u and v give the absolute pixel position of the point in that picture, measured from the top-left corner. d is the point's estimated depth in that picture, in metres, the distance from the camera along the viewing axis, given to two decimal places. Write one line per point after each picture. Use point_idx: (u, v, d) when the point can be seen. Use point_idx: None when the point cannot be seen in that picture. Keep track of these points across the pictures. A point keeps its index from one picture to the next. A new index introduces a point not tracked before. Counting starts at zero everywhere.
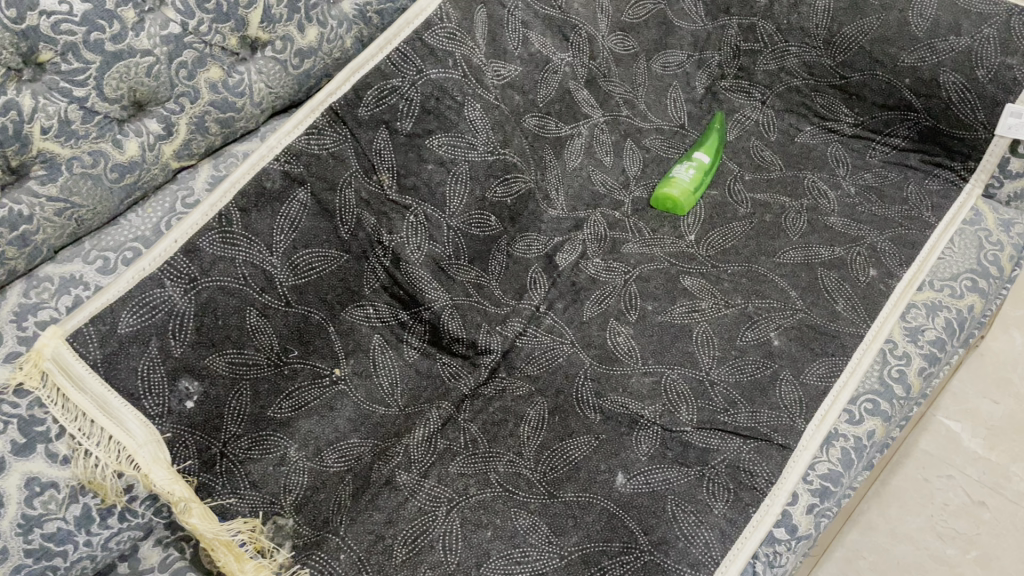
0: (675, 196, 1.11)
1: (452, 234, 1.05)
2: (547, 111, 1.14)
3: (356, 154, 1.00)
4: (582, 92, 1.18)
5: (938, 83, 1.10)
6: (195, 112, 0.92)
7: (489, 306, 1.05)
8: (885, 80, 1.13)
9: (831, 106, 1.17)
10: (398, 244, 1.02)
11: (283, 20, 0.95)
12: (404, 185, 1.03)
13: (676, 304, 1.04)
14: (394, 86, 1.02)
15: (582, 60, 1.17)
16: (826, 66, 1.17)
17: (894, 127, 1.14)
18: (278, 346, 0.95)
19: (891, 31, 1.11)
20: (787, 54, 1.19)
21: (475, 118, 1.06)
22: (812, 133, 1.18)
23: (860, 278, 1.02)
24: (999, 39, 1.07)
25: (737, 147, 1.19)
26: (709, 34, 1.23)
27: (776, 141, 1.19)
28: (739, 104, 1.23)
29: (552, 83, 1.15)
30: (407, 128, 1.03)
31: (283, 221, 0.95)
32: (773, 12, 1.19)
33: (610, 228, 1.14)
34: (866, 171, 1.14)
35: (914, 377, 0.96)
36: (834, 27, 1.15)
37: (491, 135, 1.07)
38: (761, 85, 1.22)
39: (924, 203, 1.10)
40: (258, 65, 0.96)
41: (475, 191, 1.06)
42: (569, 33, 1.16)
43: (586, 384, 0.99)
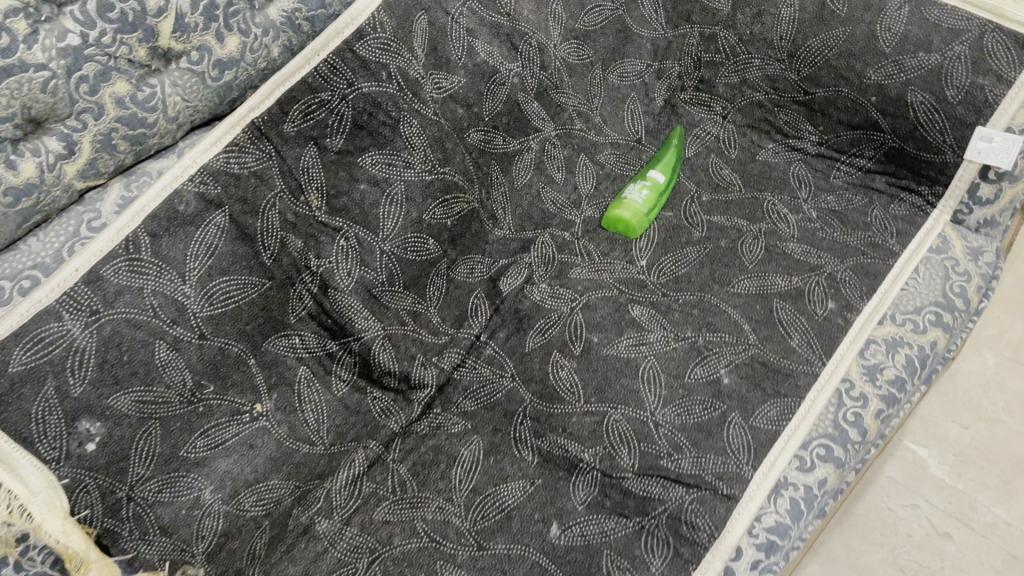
0: (626, 219, 1.06)
1: (386, 260, 0.98)
2: (493, 125, 1.08)
3: (281, 173, 0.93)
4: (532, 105, 1.11)
5: (906, 103, 1.03)
6: (100, 129, 0.85)
7: (426, 336, 0.99)
8: (851, 97, 1.06)
9: (794, 122, 1.12)
10: (327, 269, 0.95)
11: (198, 29, 0.88)
12: (334, 206, 0.96)
13: (623, 336, 0.98)
14: (323, 101, 0.94)
15: (532, 71, 1.10)
16: (790, 81, 1.11)
17: (862, 147, 1.08)
18: (192, 382, 0.88)
19: (857, 46, 1.05)
20: (750, 67, 1.13)
21: (411, 135, 0.99)
22: (774, 150, 1.13)
23: (817, 312, 0.97)
24: (971, 58, 0.99)
25: (697, 164, 1.14)
26: (670, 43, 1.16)
27: (736, 158, 1.14)
28: (700, 118, 1.17)
29: (499, 96, 1.08)
30: (337, 145, 0.96)
31: (198, 247, 0.88)
32: (736, 21, 1.12)
33: (559, 251, 1.08)
34: (828, 194, 1.08)
35: (871, 420, 0.90)
36: (799, 39, 1.09)
37: (429, 153, 1.00)
38: (723, 98, 1.16)
39: (888, 229, 1.05)
40: (173, 77, 0.88)
41: (411, 213, 0.99)
42: (518, 42, 1.08)
43: (525, 423, 0.93)
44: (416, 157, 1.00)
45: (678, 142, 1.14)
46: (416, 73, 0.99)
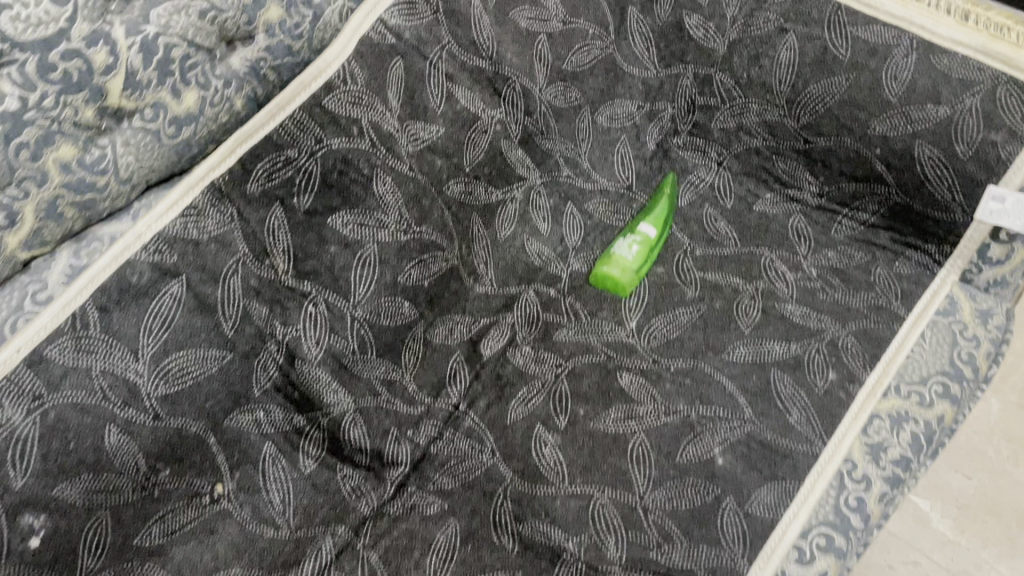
0: (617, 279, 1.00)
1: (358, 326, 0.91)
2: (475, 175, 1.02)
3: (244, 236, 0.87)
4: (516, 152, 1.06)
5: (912, 156, 0.97)
6: (44, 197, 0.77)
7: (401, 406, 0.93)
8: (853, 148, 1.01)
9: (794, 172, 1.06)
10: (294, 338, 0.89)
11: (151, 85, 0.81)
12: (302, 270, 0.90)
13: (611, 409, 0.92)
14: (289, 158, 0.88)
15: (516, 117, 1.05)
16: (789, 128, 1.05)
17: (865, 201, 1.02)
18: (145, 467, 0.81)
19: (859, 95, 0.99)
20: (747, 112, 1.07)
21: (384, 193, 0.92)
22: (772, 201, 1.07)
23: (816, 385, 0.91)
24: (982, 112, 0.93)
25: (690, 215, 1.08)
26: (662, 84, 1.10)
27: (731, 209, 1.08)
28: (693, 163, 1.12)
29: (481, 144, 1.02)
30: (305, 205, 0.89)
31: (150, 322, 0.82)
32: (732, 64, 1.06)
33: (543, 309, 1.02)
34: (828, 249, 1.03)
35: (875, 505, 0.83)
36: (799, 84, 1.03)
37: (404, 213, 0.94)
38: (718, 143, 1.11)
39: (892, 289, 0.99)
40: (124, 137, 0.81)
41: (385, 277, 0.93)
42: (500, 87, 1.03)
43: (505, 505, 0.87)
44: (391, 214, 0.93)
45: (670, 189, 1.08)
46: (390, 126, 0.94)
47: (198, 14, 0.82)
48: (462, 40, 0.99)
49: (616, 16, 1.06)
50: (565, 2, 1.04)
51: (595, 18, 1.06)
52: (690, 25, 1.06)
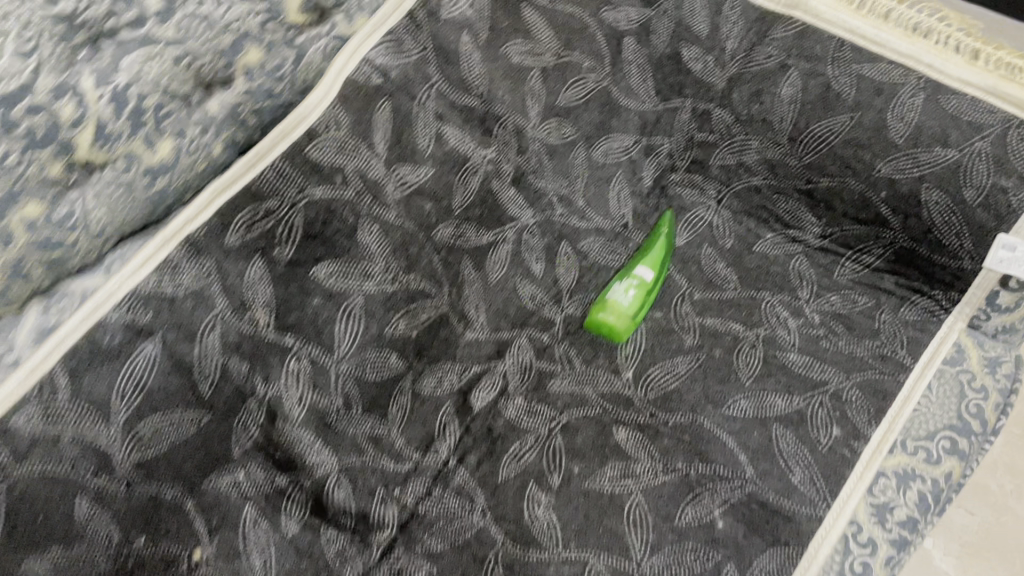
0: (612, 326, 0.96)
1: (342, 382, 0.88)
2: (465, 217, 0.98)
3: (223, 289, 0.83)
4: (508, 192, 1.01)
5: (918, 201, 0.93)
6: (10, 257, 0.71)
7: (388, 464, 0.89)
8: (858, 190, 0.97)
9: (794, 212, 1.03)
10: (275, 396, 0.85)
11: (123, 136, 0.77)
12: (284, 323, 0.85)
13: (607, 466, 0.88)
14: (270, 209, 0.84)
15: (509, 155, 1.01)
16: (791, 167, 1.01)
17: (868, 244, 0.99)
18: (118, 536, 0.76)
19: (863, 135, 0.95)
20: (747, 149, 1.04)
21: (370, 242, 0.89)
22: (773, 241, 1.04)
23: (820, 442, 0.88)
24: (992, 156, 0.89)
25: (688, 256, 1.04)
26: (659, 117, 1.07)
27: (730, 249, 1.04)
28: (691, 201, 1.08)
29: (472, 185, 0.98)
30: (287, 256, 0.85)
31: (122, 386, 0.77)
32: (732, 99, 1.03)
33: (537, 357, 0.98)
34: (832, 292, 0.99)
35: (881, 571, 0.80)
36: (801, 122, 0.99)
37: (391, 262, 0.91)
38: (716, 180, 1.07)
39: (898, 337, 0.96)
40: (96, 189, 0.76)
41: (371, 329, 0.89)
42: (492, 125, 0.99)
43: (496, 571, 0.82)
44: (378, 263, 0.90)
45: (668, 230, 1.04)
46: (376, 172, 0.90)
47: (171, 62, 0.79)
48: (452, 78, 0.96)
49: (612, 48, 1.03)
50: (559, 36, 1.01)
51: (590, 50, 1.02)
52: (688, 57, 1.04)
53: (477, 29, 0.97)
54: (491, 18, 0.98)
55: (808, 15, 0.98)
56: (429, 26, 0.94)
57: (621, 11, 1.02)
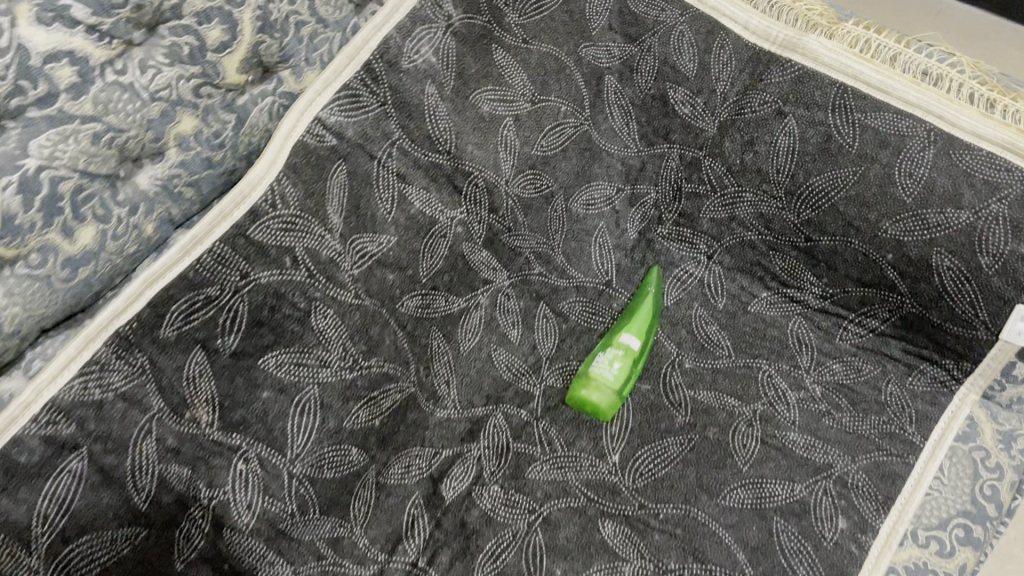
0: (595, 404, 0.88)
1: (296, 484, 0.79)
2: (433, 285, 0.89)
3: (159, 390, 0.74)
4: (480, 253, 0.93)
5: (929, 266, 0.85)
6: None
7: (350, 569, 0.79)
8: (861, 251, 0.89)
9: (792, 269, 0.94)
10: (221, 503, 0.75)
11: (35, 228, 0.66)
12: (230, 420, 0.76)
13: (592, 568, 0.80)
14: (210, 298, 0.75)
15: (480, 215, 0.92)
16: (788, 222, 0.93)
17: (874, 306, 0.91)
18: None
19: (867, 191, 0.87)
20: (741, 201, 0.95)
21: (325, 327, 0.80)
22: (770, 300, 0.96)
23: (825, 537, 0.81)
24: (1011, 219, 0.81)
25: (677, 318, 0.96)
26: (643, 164, 0.98)
27: (723, 309, 0.96)
28: (681, 255, 0.99)
29: (440, 250, 0.89)
30: (231, 346, 0.76)
31: (42, 509, 0.68)
32: (723, 148, 0.94)
33: (515, 437, 0.89)
34: (834, 359, 0.92)
35: None
36: (800, 175, 0.90)
37: (350, 346, 0.82)
38: (708, 234, 0.98)
39: (906, 412, 0.88)
40: (6, 287, 0.66)
41: (328, 422, 0.80)
42: (461, 183, 0.90)
43: None
44: (336, 349, 0.81)
45: (653, 292, 0.96)
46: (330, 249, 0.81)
47: (90, 139, 0.67)
48: (415, 133, 0.86)
49: (592, 89, 0.95)
50: (534, 79, 0.92)
51: (570, 93, 0.94)
52: (675, 99, 0.95)
53: (443, 77, 0.87)
54: (458, 61, 0.88)
55: (808, 59, 0.89)
56: (389, 78, 0.84)
57: (602, 46, 0.94)
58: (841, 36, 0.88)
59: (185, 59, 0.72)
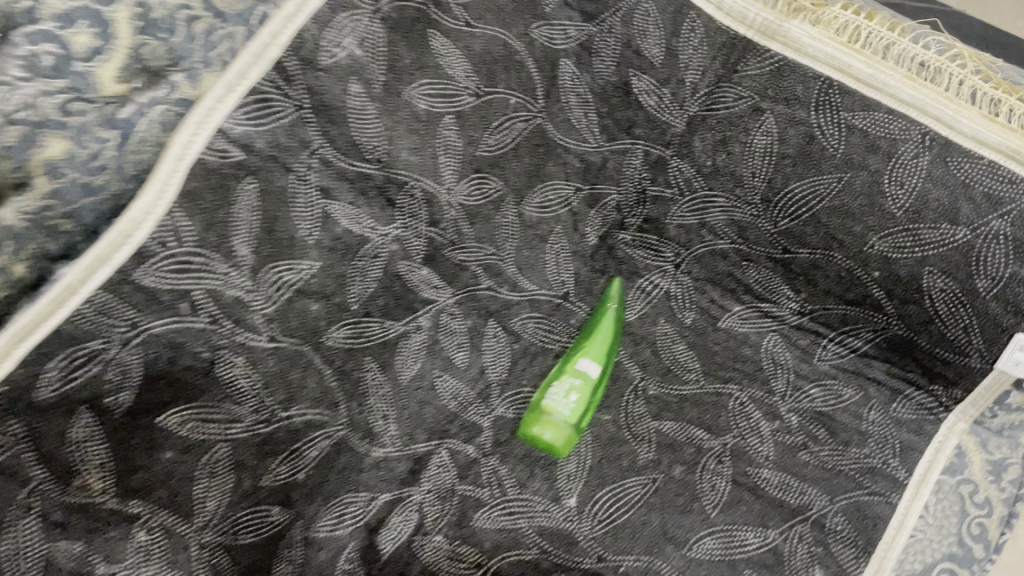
0: (549, 443, 0.79)
1: (206, 554, 0.69)
2: (366, 311, 0.78)
3: (38, 460, 0.62)
4: (420, 271, 0.82)
5: (920, 287, 0.77)
6: None
7: None
8: (845, 267, 0.79)
9: (768, 283, 0.85)
10: None
11: None
12: (127, 486, 0.66)
13: None
14: (93, 352, 0.63)
15: (418, 229, 0.81)
16: (764, 232, 0.82)
17: (857, 325, 0.82)
18: None
19: (855, 202, 0.77)
20: (712, 206, 0.84)
21: (235, 375, 0.70)
22: (742, 315, 0.87)
23: None
24: (1013, 240, 0.72)
25: (641, 334, 0.87)
26: (605, 161, 0.85)
27: (691, 325, 0.87)
28: (645, 263, 0.89)
29: (373, 272, 0.78)
30: (124, 405, 0.65)
31: None
32: (693, 147, 0.82)
33: (461, 478, 0.80)
34: (812, 383, 0.83)
35: None
36: (778, 180, 0.79)
37: (264, 396, 0.71)
38: (676, 242, 0.88)
39: (889, 443, 0.81)
40: None
41: (244, 480, 0.70)
42: (394, 195, 0.78)
43: None
44: (249, 397, 0.71)
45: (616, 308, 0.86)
46: (236, 288, 0.70)
47: None
48: (338, 141, 0.74)
49: (545, 76, 0.80)
50: (478, 69, 0.78)
51: (519, 82, 0.80)
52: (639, 89, 0.81)
53: (370, 72, 0.73)
54: (388, 52, 0.74)
55: (788, 49, 0.76)
56: (304, 78, 0.71)
57: (556, 25, 0.79)
58: (828, 21, 0.76)
59: (47, 73, 0.59)
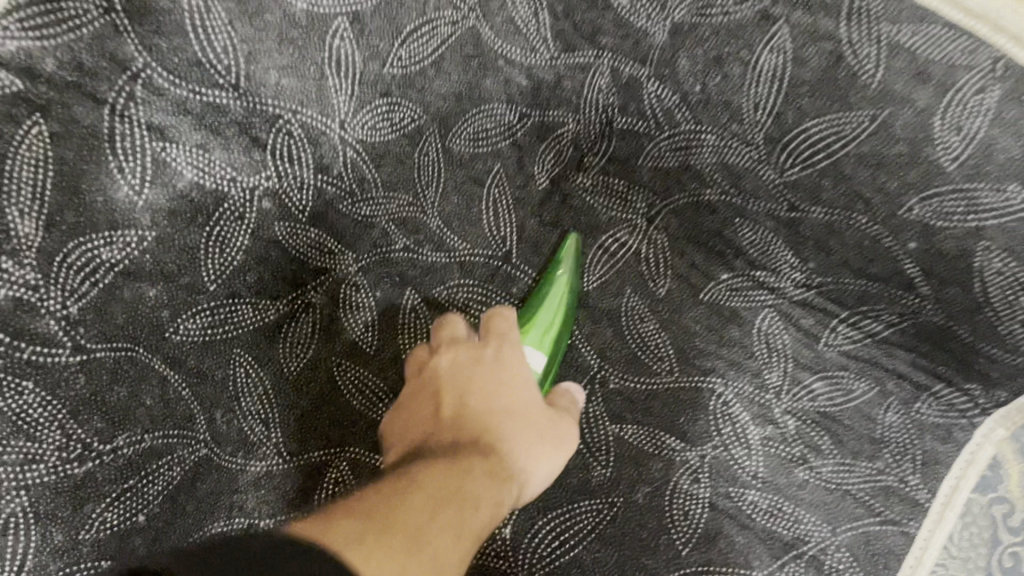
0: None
1: None
2: (232, 290, 0.58)
3: None
4: (307, 234, 0.62)
5: (969, 267, 0.57)
6: None
7: None
8: (872, 234, 0.60)
9: (764, 246, 0.65)
10: None
11: None
12: None
13: None
14: None
15: (303, 177, 0.60)
16: (765, 180, 0.62)
17: (877, 306, 0.64)
18: None
19: (893, 151, 0.55)
20: (699, 144, 0.63)
21: (27, 402, 0.49)
22: (730, 285, 0.68)
23: None
24: None
25: (602, 309, 0.68)
26: (559, 79, 0.62)
27: (665, 297, 0.68)
28: (609, 216, 0.69)
29: (238, 240, 0.58)
30: None
31: None
32: (678, 65, 0.58)
33: None
34: (816, 375, 0.66)
35: None
36: (789, 115, 0.57)
37: (75, 427, 0.51)
38: (648, 189, 0.68)
39: (908, 454, 0.64)
40: None
41: (56, 536, 0.50)
42: (261, 132, 0.56)
43: None
44: (51, 432, 0.50)
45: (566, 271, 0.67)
46: (14, 287, 0.48)
47: None
48: (172, 60, 0.50)
49: None
50: None
51: None
52: None
53: None
54: None
55: None
56: None
57: None
58: None
59: None
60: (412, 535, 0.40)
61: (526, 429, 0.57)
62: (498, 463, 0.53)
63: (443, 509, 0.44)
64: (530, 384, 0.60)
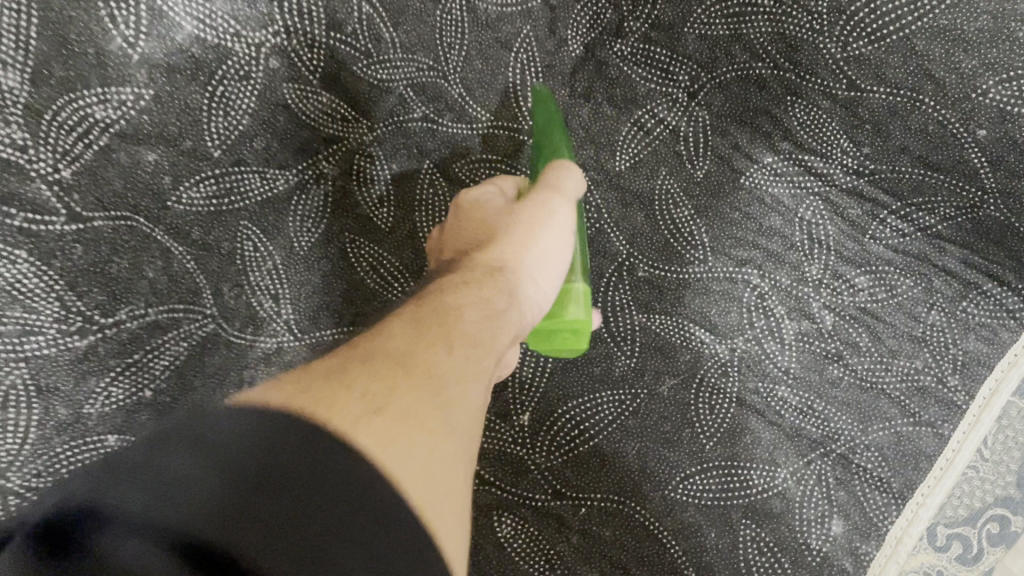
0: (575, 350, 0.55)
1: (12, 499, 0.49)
2: (239, 157, 0.54)
3: None
4: (318, 99, 0.57)
5: None
6: None
7: None
8: (936, 118, 0.55)
9: (817, 128, 0.61)
10: None
11: None
12: None
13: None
14: None
15: (318, 33, 0.54)
16: (824, 54, 0.56)
17: (935, 198, 0.59)
18: None
19: (972, 26, 0.50)
20: (754, 10, 0.57)
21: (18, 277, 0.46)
22: (777, 170, 0.63)
23: (808, 548, 0.58)
24: None
25: (633, 191, 0.63)
26: None
27: (704, 181, 0.63)
28: (647, 88, 0.63)
29: (242, 102, 0.52)
30: None
31: None
32: None
33: None
34: (858, 269, 0.62)
35: None
36: None
37: (70, 300, 0.48)
38: (694, 60, 0.61)
39: (948, 355, 0.60)
40: None
41: (59, 409, 0.49)
42: None
43: None
44: (48, 303, 0.47)
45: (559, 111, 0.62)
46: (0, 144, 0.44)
47: None
48: None
49: None
50: None
51: None
52: None
53: None
54: None
55: None
56: None
57: None
58: None
59: None
60: (389, 377, 0.33)
61: (508, 248, 0.48)
62: (488, 287, 0.44)
63: (419, 339, 0.37)
64: (502, 213, 0.51)
